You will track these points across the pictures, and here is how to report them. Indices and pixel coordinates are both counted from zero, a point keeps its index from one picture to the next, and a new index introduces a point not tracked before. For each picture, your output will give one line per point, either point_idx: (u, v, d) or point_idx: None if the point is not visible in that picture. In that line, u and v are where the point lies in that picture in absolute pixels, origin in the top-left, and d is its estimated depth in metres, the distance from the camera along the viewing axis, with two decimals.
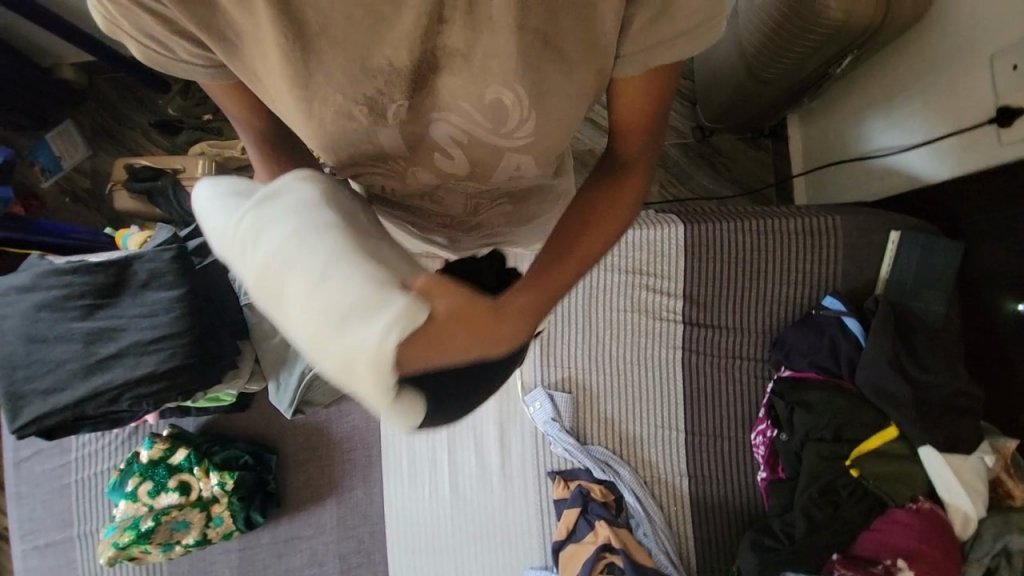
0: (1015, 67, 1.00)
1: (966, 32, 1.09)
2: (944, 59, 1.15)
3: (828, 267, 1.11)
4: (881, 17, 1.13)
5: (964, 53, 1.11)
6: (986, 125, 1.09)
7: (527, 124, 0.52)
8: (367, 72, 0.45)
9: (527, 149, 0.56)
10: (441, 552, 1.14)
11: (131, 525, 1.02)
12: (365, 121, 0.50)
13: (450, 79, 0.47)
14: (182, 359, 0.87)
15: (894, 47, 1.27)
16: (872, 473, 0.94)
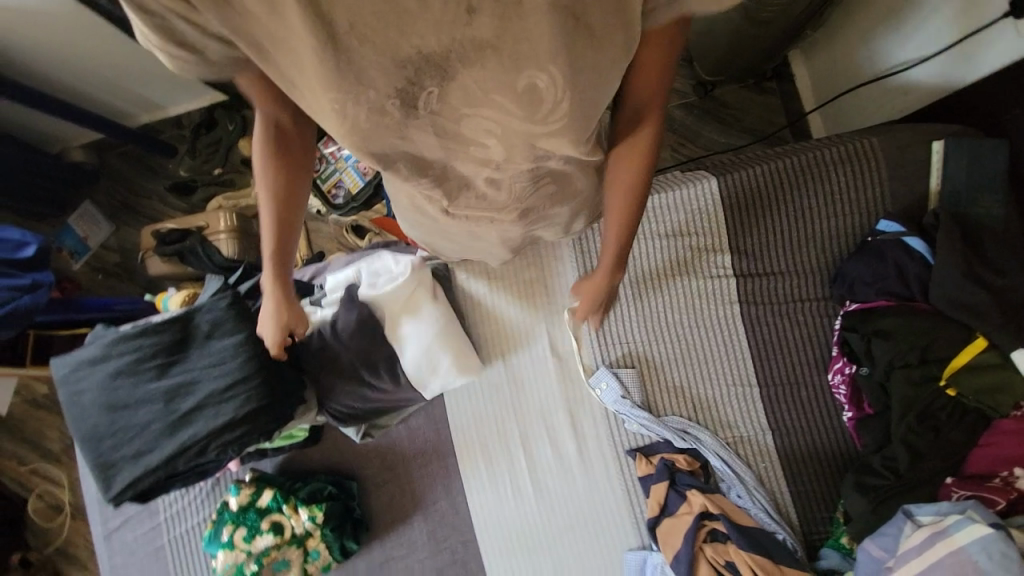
0: None
1: None
2: None
3: (873, 191, 1.08)
4: None
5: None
6: (1003, 20, 1.06)
7: (562, 106, 0.51)
8: (396, 64, 0.45)
9: (563, 132, 0.55)
10: (536, 549, 1.13)
11: (236, 570, 1.04)
12: (398, 116, 0.50)
13: (480, 72, 0.47)
14: (257, 401, 0.88)
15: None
16: (972, 389, 0.90)
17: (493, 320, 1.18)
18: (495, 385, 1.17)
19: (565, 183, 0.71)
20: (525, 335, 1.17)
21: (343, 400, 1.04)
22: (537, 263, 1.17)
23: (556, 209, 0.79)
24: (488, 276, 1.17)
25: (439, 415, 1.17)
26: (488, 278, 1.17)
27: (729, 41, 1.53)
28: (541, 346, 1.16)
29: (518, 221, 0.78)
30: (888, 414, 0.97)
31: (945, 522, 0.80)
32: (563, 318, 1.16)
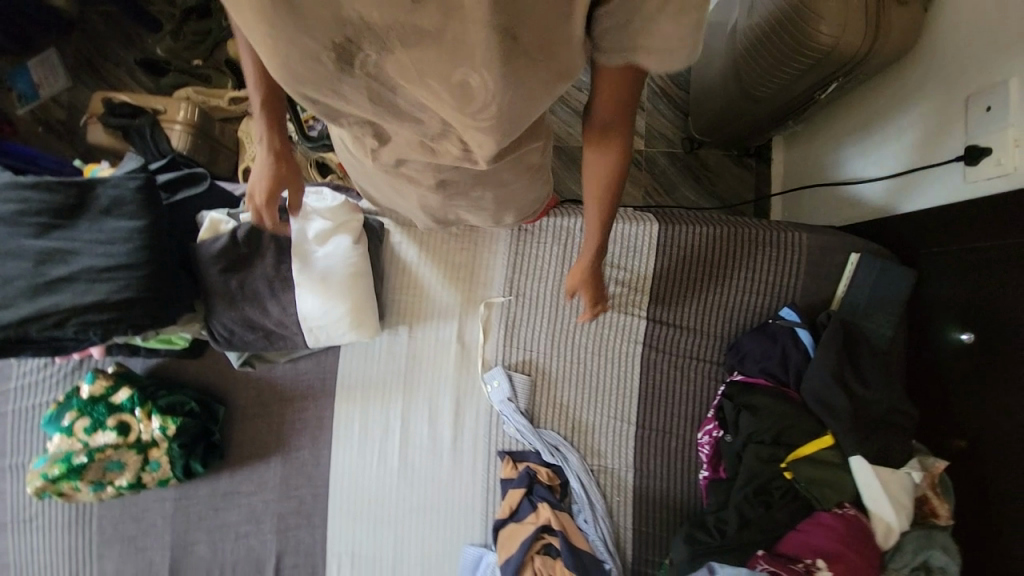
0: (989, 108, 1.03)
1: (948, 66, 1.12)
2: (922, 87, 1.19)
3: (788, 282, 1.16)
4: (870, 43, 1.14)
5: (944, 95, 1.14)
6: (955, 162, 1.10)
7: (492, 108, 0.48)
8: (334, 21, 0.43)
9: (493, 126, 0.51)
10: (382, 520, 1.13)
11: (63, 458, 0.99)
12: (332, 68, 0.47)
13: (416, 56, 0.44)
14: (135, 292, 0.85)
15: (886, 76, 1.29)
16: (805, 477, 0.96)
17: (413, 287, 1.18)
18: (393, 352, 1.17)
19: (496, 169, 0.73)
20: (438, 314, 1.18)
21: (232, 318, 1.00)
22: (469, 251, 1.19)
23: (485, 197, 0.80)
24: (419, 244, 1.18)
25: (329, 365, 1.16)
26: (420, 246, 1.18)
27: (720, 106, 1.61)
28: (449, 329, 1.17)
29: (440, 192, 0.76)
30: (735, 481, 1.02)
31: None
32: (478, 309, 1.18)
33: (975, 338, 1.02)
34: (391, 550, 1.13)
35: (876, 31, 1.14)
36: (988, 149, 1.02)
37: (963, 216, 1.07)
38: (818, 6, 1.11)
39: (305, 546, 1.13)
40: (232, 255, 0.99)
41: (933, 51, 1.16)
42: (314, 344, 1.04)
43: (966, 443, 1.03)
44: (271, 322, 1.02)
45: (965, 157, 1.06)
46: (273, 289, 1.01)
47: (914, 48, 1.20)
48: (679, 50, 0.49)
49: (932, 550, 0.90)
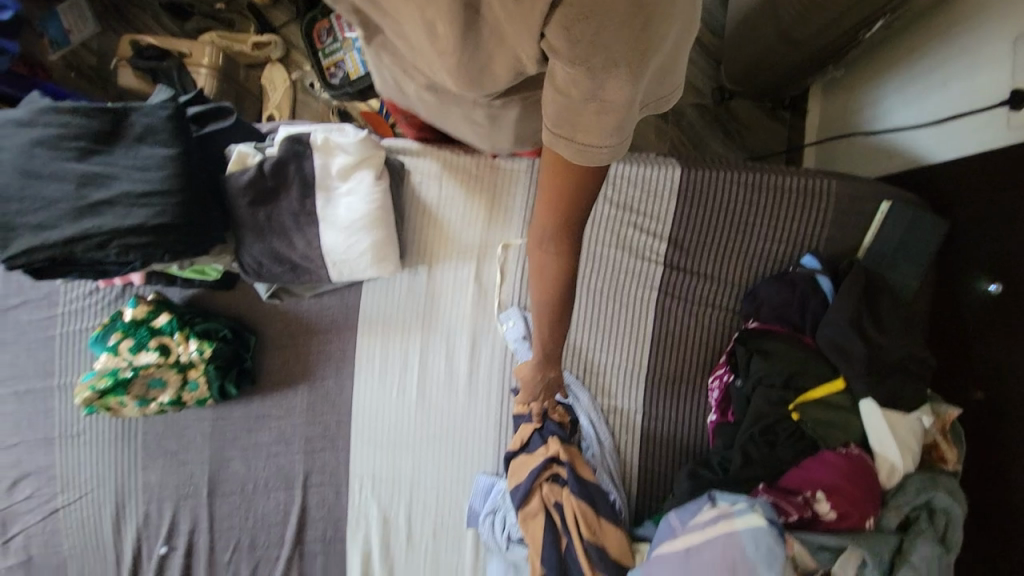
0: None
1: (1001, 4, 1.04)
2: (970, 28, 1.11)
3: (813, 230, 1.13)
4: None
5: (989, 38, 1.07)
6: (997, 108, 1.04)
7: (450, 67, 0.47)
8: None
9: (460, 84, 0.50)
10: (401, 447, 1.21)
11: (111, 373, 1.06)
12: None
13: None
14: (171, 218, 0.89)
15: (928, 21, 1.21)
16: (812, 419, 0.98)
17: (433, 227, 1.20)
18: (412, 291, 1.21)
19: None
20: (456, 254, 1.20)
21: (260, 250, 1.05)
22: (488, 191, 1.19)
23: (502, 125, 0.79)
24: (439, 184, 1.20)
25: (352, 301, 1.21)
26: (441, 187, 1.20)
27: (756, 50, 1.52)
28: (467, 270, 1.20)
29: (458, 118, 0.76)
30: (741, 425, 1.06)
31: (734, 507, 0.82)
32: (496, 251, 1.20)
33: (1003, 288, 0.99)
34: (409, 474, 1.21)
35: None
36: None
37: (1005, 163, 1.01)
38: None
39: (330, 467, 1.22)
40: (258, 187, 1.02)
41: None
42: (337, 278, 1.09)
43: (984, 394, 1.02)
44: (296, 255, 1.06)
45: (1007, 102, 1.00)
46: (298, 222, 1.05)
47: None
48: (602, 152, 0.51)
49: (935, 491, 0.90)
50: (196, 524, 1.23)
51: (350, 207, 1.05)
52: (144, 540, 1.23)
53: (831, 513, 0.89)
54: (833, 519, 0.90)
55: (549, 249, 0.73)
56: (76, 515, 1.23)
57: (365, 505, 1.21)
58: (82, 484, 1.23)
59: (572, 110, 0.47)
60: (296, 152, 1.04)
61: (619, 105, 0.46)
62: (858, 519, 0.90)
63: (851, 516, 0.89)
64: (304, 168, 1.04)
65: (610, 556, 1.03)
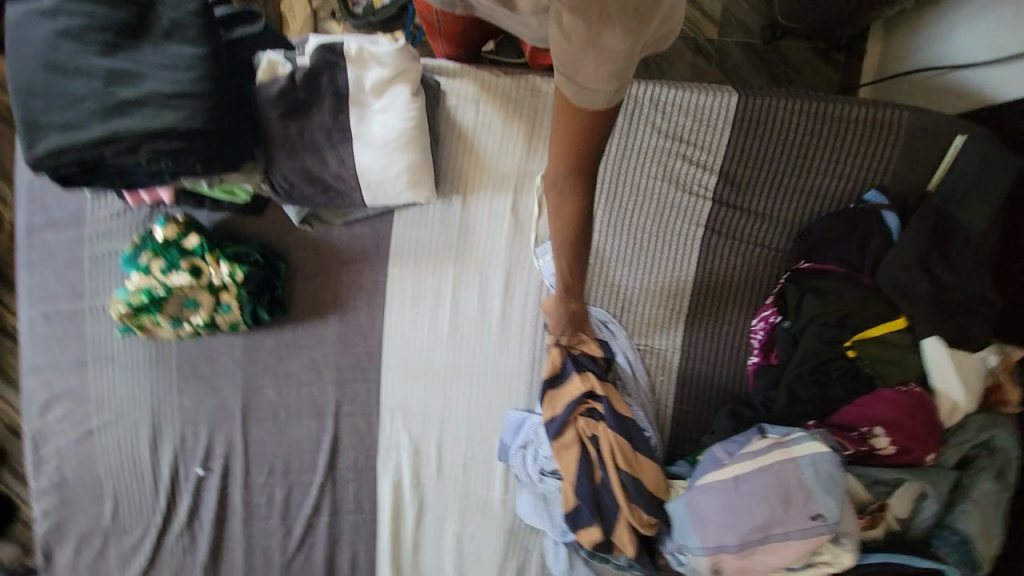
0: None
1: None
2: None
3: (878, 164, 1.05)
4: None
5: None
6: None
7: None
8: None
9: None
10: (432, 382, 1.19)
11: (144, 291, 1.05)
12: None
13: None
14: (202, 123, 0.84)
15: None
16: (870, 356, 0.94)
17: (469, 154, 1.14)
18: (447, 221, 1.16)
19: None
20: (493, 184, 1.14)
21: (292, 168, 1.00)
22: (530, 117, 1.12)
23: None
24: (477, 106, 1.12)
25: (384, 230, 1.17)
26: (479, 111, 1.13)
27: None
28: (504, 202, 1.15)
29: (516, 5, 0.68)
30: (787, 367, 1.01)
31: (790, 437, 0.80)
32: (535, 181, 1.14)
33: None
34: (440, 407, 1.20)
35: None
36: None
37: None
38: None
39: (362, 398, 1.21)
40: (291, 99, 0.96)
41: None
42: (371, 202, 1.04)
43: None
44: (330, 175, 1.01)
45: None
46: (332, 139, 0.99)
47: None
48: (601, 97, 0.53)
49: (996, 429, 0.88)
50: (231, 448, 1.24)
51: (384, 124, 0.99)
52: (179, 462, 1.25)
53: (890, 446, 0.88)
54: (893, 453, 0.88)
55: (562, 189, 0.69)
56: (111, 437, 1.25)
57: (396, 436, 1.21)
58: (117, 407, 1.24)
59: (575, 55, 0.50)
60: (330, 63, 0.97)
61: (618, 52, 0.49)
62: (917, 453, 0.88)
63: (911, 450, 0.88)
64: (338, 80, 0.98)
65: (646, 489, 1.02)
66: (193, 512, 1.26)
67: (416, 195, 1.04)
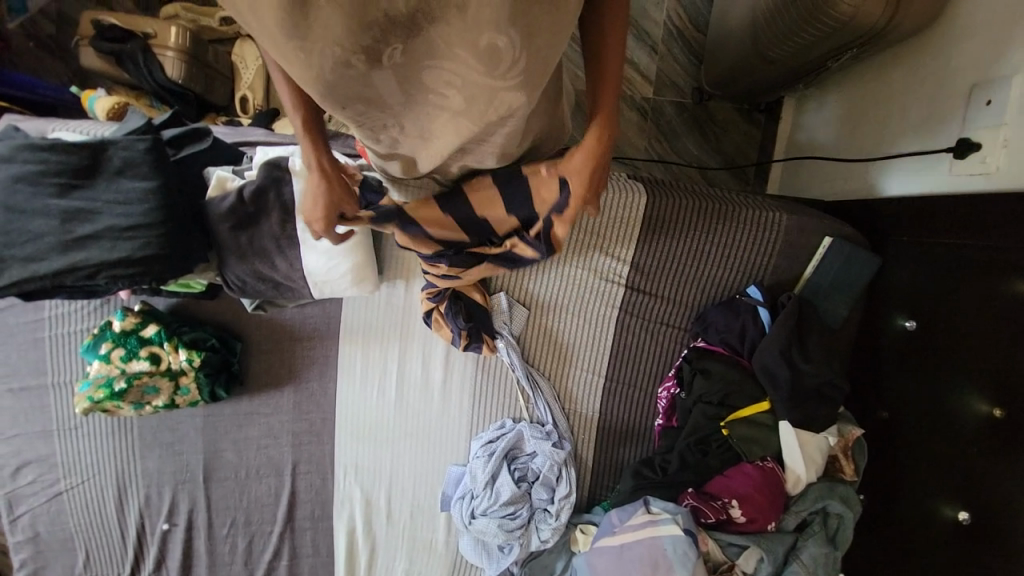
0: (988, 102, 0.99)
1: (964, 50, 1.04)
2: (940, 69, 1.09)
3: (763, 259, 1.23)
4: (890, 15, 1.03)
5: (950, 82, 1.07)
6: (946, 153, 1.07)
7: (519, 65, 0.58)
8: None
9: (519, 87, 0.62)
10: (380, 441, 1.33)
11: (105, 383, 1.14)
12: None
13: (445, 29, 0.55)
14: (156, 249, 0.93)
15: (903, 53, 1.18)
16: (739, 435, 1.14)
17: None
18: (391, 302, 1.27)
19: (485, 147, 0.79)
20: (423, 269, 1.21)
21: (243, 270, 1.09)
22: None
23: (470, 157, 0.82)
24: None
25: (333, 310, 1.28)
26: None
27: (732, 61, 1.53)
28: None
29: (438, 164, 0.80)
30: (700, 434, 1.15)
31: (660, 516, 1.06)
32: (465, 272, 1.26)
33: (918, 326, 1.11)
34: (389, 463, 1.34)
35: None
36: (979, 145, 1.00)
37: (944, 213, 1.06)
38: None
39: (316, 457, 1.34)
40: (239, 213, 1.05)
41: (957, 23, 1.05)
42: (318, 295, 1.13)
43: (887, 413, 1.18)
44: (279, 275, 1.10)
45: (956, 148, 1.03)
46: (279, 245, 1.09)
47: (936, 20, 1.09)
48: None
49: (829, 500, 1.11)
50: (194, 504, 1.36)
51: None
52: (147, 518, 1.36)
53: (741, 516, 1.10)
54: (743, 521, 1.10)
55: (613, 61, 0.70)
56: (79, 497, 1.35)
57: (349, 489, 1.35)
58: (82, 471, 1.33)
59: None
60: (274, 179, 1.05)
61: None
62: (762, 521, 1.11)
63: (756, 520, 1.10)
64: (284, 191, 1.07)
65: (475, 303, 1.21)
66: (162, 560, 1.37)
67: (362, 288, 1.14)
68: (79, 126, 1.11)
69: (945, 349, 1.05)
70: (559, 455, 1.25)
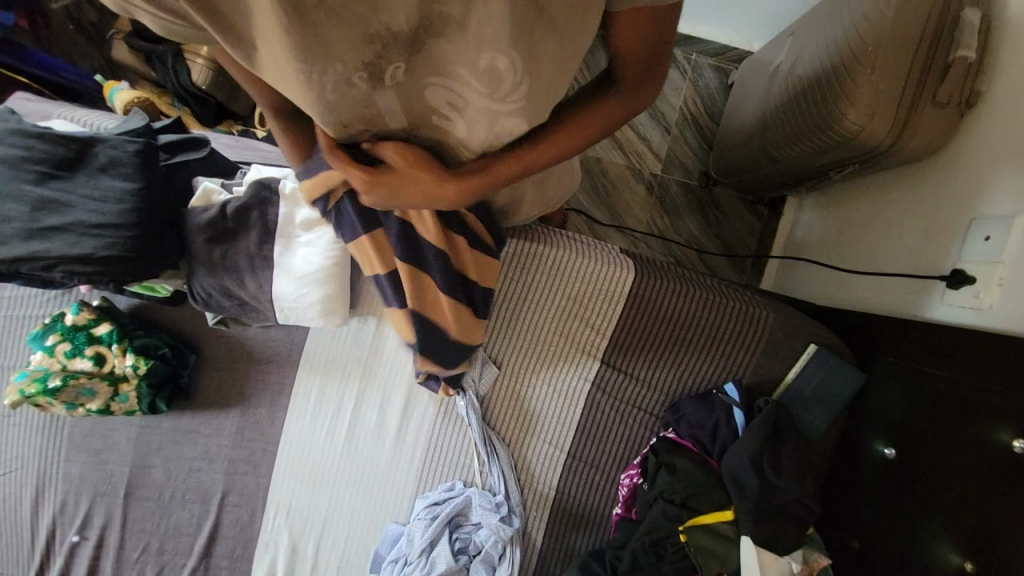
0: (987, 238, 0.96)
1: (968, 181, 1.03)
2: (939, 195, 1.10)
3: (745, 355, 1.19)
4: (891, 140, 1.04)
5: (953, 209, 1.06)
6: (936, 280, 1.05)
7: (520, 89, 0.54)
8: None
9: (522, 109, 0.57)
10: (319, 484, 1.25)
11: (40, 378, 1.08)
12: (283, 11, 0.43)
13: (447, 44, 0.50)
14: (120, 251, 0.90)
15: (908, 175, 1.18)
16: (697, 544, 1.06)
17: None
18: (358, 341, 1.22)
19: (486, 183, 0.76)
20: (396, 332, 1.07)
21: (211, 283, 1.05)
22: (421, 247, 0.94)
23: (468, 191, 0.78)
24: None
25: (298, 337, 1.24)
26: None
27: (740, 153, 1.56)
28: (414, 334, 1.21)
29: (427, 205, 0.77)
30: (654, 534, 1.08)
31: None
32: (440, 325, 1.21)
33: (897, 455, 1.06)
34: (323, 511, 1.25)
35: (905, 121, 1.02)
36: (970, 278, 0.97)
37: (933, 339, 1.03)
38: (852, 89, 1.01)
39: (248, 491, 1.25)
40: (218, 226, 1.03)
41: (967, 151, 1.03)
42: (283, 320, 1.07)
43: (858, 544, 1.11)
44: (245, 294, 1.06)
45: (948, 279, 1.01)
46: (252, 265, 1.04)
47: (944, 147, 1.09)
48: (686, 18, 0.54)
49: None
50: (108, 521, 1.25)
51: (306, 258, 1.03)
52: (56, 527, 1.25)
53: None
54: None
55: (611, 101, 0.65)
56: None
57: (276, 532, 1.25)
58: (5, 463, 1.25)
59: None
60: (261, 199, 1.05)
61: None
62: None
63: None
64: (269, 210, 1.05)
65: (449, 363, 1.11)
66: None
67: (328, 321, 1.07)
68: (83, 117, 1.13)
69: (925, 487, 0.99)
70: (505, 532, 1.16)
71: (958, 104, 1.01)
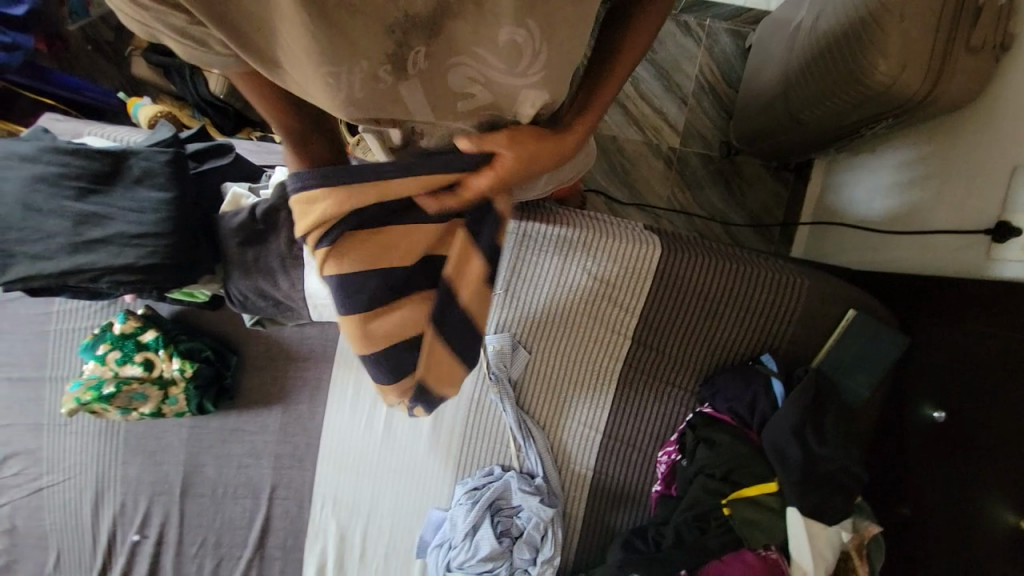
0: None
1: (1011, 126, 0.97)
2: (977, 142, 1.05)
3: (779, 325, 1.16)
4: (927, 90, 0.99)
5: (997, 157, 1.00)
6: (982, 234, 1.01)
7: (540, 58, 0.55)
8: None
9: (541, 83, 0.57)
10: (361, 474, 1.28)
11: (95, 385, 1.13)
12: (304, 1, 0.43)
13: (463, 23, 0.50)
14: (160, 259, 0.94)
15: (943, 126, 1.13)
16: (741, 516, 1.06)
17: None
18: None
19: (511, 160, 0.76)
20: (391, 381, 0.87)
21: (247, 286, 1.08)
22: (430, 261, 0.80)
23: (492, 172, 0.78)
24: None
25: (331, 333, 1.27)
26: None
27: (762, 119, 1.51)
28: None
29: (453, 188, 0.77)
30: (697, 510, 1.07)
31: None
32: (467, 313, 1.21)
33: (946, 418, 1.02)
34: (368, 500, 1.28)
35: (941, 67, 0.97)
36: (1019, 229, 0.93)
37: (981, 294, 0.99)
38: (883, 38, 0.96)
39: (295, 483, 1.30)
40: (250, 229, 1.05)
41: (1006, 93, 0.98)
42: (317, 317, 1.11)
43: (909, 510, 1.08)
44: (280, 293, 1.09)
45: (994, 233, 0.97)
46: (284, 264, 1.07)
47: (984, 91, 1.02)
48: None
49: None
50: (167, 518, 1.32)
51: None
52: (119, 526, 1.32)
53: None
54: None
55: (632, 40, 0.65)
56: (59, 495, 1.33)
57: (324, 522, 1.29)
58: (68, 468, 1.32)
59: None
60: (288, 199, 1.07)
61: None
62: None
63: None
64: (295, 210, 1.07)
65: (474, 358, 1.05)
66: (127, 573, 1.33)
67: None
68: (112, 133, 1.17)
69: (978, 448, 0.95)
70: (546, 513, 1.17)
71: (991, 48, 0.96)
